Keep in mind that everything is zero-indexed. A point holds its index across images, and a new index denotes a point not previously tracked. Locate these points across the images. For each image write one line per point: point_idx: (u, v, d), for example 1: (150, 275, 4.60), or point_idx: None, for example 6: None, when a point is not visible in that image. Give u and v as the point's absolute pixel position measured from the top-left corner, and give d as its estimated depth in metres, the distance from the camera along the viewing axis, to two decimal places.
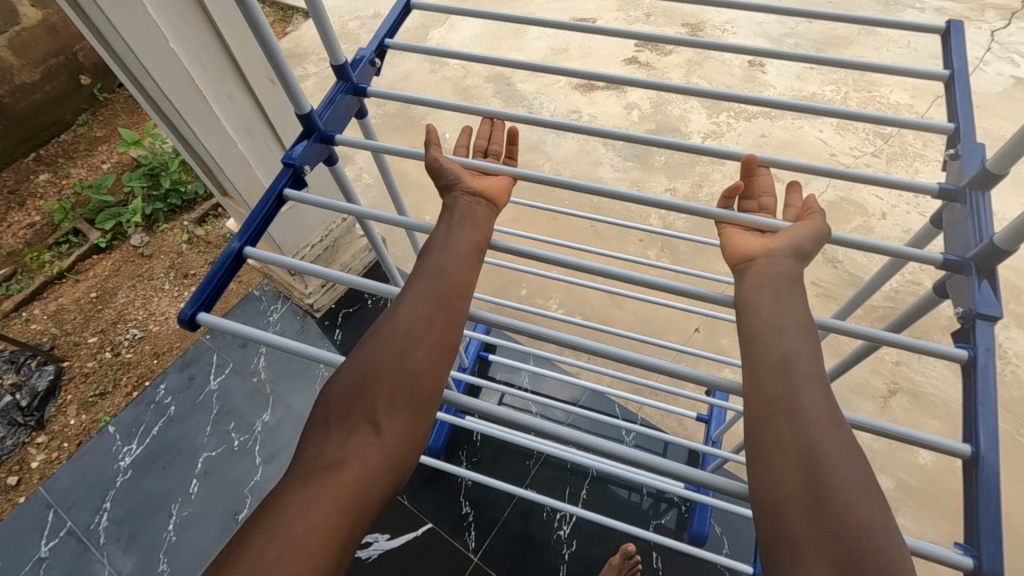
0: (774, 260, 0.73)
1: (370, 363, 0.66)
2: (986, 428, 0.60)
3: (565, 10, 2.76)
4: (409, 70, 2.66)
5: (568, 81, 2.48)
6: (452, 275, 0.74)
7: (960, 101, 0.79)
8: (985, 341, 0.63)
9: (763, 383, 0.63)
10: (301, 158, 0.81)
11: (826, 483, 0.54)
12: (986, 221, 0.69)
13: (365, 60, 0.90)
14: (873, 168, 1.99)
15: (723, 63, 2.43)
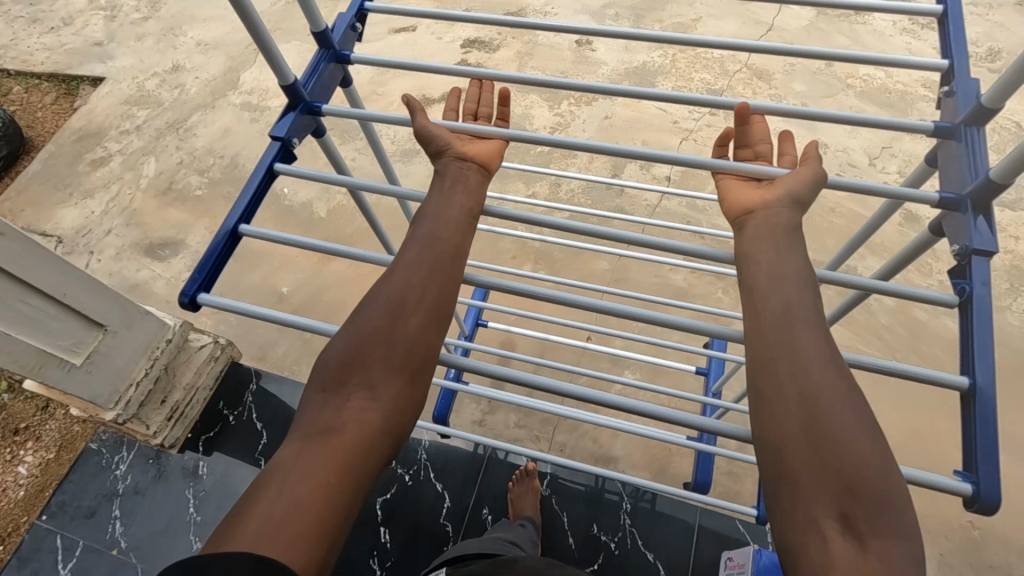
0: (776, 210, 0.75)
1: (372, 327, 0.73)
2: (985, 366, 0.66)
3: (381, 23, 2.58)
4: (226, 124, 2.44)
5: (402, 99, 2.33)
6: (447, 239, 0.80)
7: (953, 36, 0.74)
8: (981, 276, 0.67)
9: (767, 329, 0.68)
10: (287, 131, 0.89)
11: (820, 414, 0.62)
12: (981, 156, 0.68)
13: (346, 26, 0.95)
14: (716, 128, 2.02)
15: (553, 48, 2.37)
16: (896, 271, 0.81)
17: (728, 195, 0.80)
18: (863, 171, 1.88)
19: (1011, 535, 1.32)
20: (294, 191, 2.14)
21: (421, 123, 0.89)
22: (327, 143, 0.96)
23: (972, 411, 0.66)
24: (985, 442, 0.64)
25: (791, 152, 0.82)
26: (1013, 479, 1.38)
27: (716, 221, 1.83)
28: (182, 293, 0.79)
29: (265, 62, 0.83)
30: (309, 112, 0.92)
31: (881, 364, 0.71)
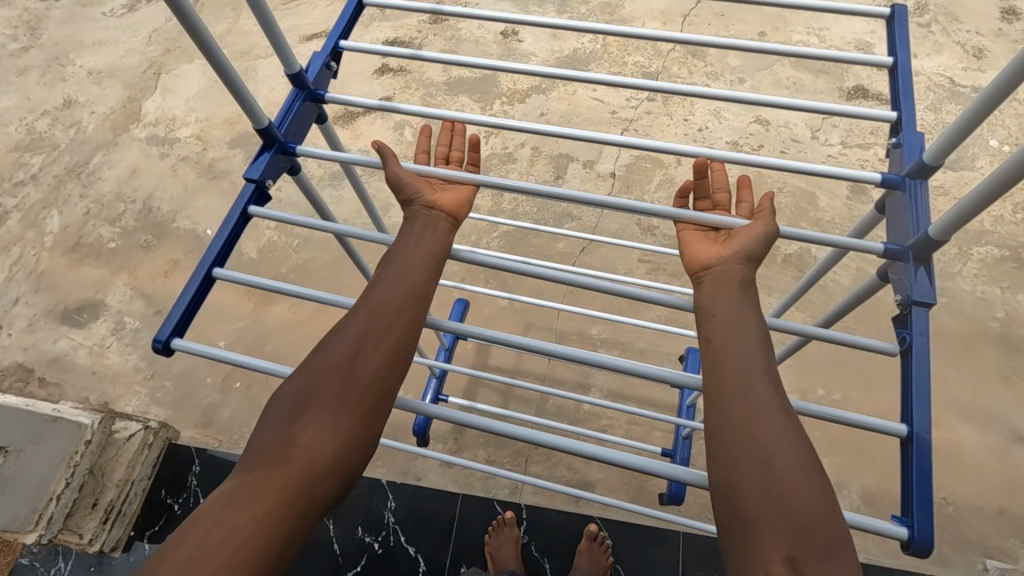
0: (734, 262, 0.67)
1: (330, 366, 0.65)
2: (924, 411, 0.62)
3: (290, 33, 2.38)
4: (133, 163, 2.23)
5: None
6: (411, 278, 0.72)
7: (903, 88, 0.72)
8: (921, 326, 0.64)
9: (720, 378, 0.61)
10: (261, 172, 0.80)
11: (769, 435, 0.57)
12: (923, 211, 0.65)
13: (321, 64, 0.86)
14: (654, 115, 1.94)
15: (477, 44, 2.24)
16: (840, 314, 0.77)
17: (685, 246, 0.73)
18: (806, 145, 1.84)
19: (983, 507, 1.32)
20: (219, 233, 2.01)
21: (394, 169, 0.78)
22: (304, 180, 0.88)
23: (909, 459, 0.62)
24: (920, 485, 0.61)
25: (749, 200, 0.74)
26: (979, 448, 1.37)
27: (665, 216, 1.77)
28: (157, 336, 0.73)
29: (235, 99, 0.76)
30: (284, 152, 0.83)
31: (836, 414, 0.65)
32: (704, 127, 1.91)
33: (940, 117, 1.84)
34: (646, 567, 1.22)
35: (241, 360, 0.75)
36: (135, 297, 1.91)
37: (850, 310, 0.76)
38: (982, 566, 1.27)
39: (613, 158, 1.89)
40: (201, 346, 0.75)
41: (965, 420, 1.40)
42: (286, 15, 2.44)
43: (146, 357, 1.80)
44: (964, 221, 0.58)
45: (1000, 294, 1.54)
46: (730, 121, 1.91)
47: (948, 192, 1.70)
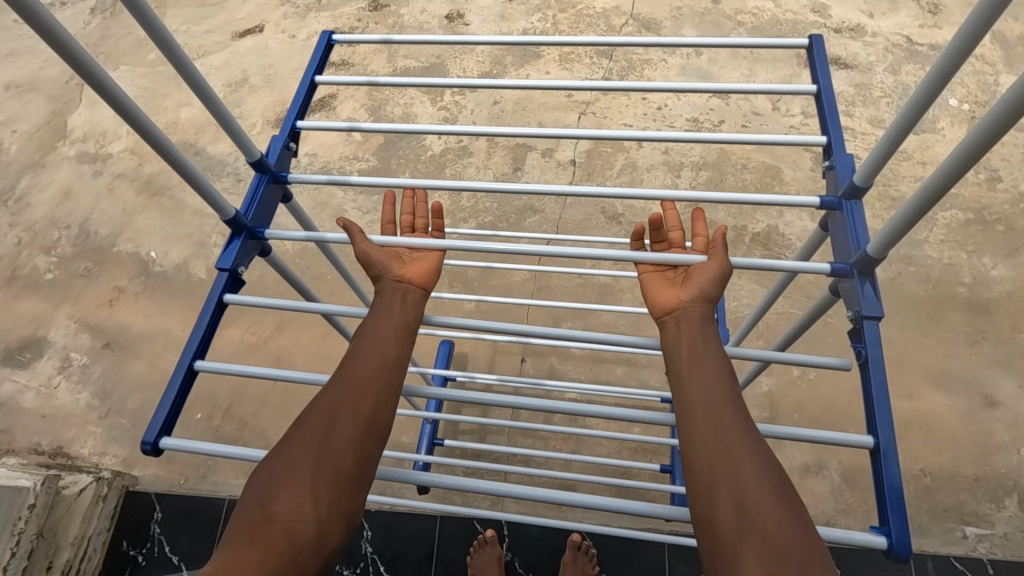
0: (696, 299, 0.62)
1: (302, 438, 0.57)
2: (886, 419, 0.59)
3: (221, 30, 2.23)
4: (64, 184, 2.07)
5: (264, 118, 2.02)
6: (386, 340, 0.64)
7: (829, 113, 0.70)
8: (874, 338, 0.61)
9: (690, 404, 0.57)
10: (234, 261, 0.72)
11: (739, 460, 0.52)
12: (862, 228, 0.63)
13: (281, 146, 0.79)
14: (611, 95, 1.87)
15: (422, 30, 2.12)
16: (807, 326, 0.75)
17: (647, 289, 0.67)
18: (768, 117, 1.79)
19: (960, 474, 1.32)
20: (164, 254, 1.89)
21: (363, 248, 0.68)
22: (277, 260, 0.80)
23: (878, 472, 0.58)
24: (891, 489, 0.56)
25: (703, 233, 0.69)
26: (952, 416, 1.37)
27: (629, 202, 1.71)
28: (144, 438, 0.65)
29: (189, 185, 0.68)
30: (254, 238, 0.75)
31: (806, 434, 0.61)
32: (664, 106, 1.85)
33: (900, 78, 1.80)
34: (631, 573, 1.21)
35: (222, 452, 0.65)
36: (80, 331, 1.79)
37: (812, 323, 0.74)
38: (961, 534, 1.27)
39: (572, 145, 1.82)
40: (192, 443, 0.66)
41: (936, 389, 1.40)
42: (216, 11, 2.28)
43: (98, 394, 1.70)
44: (898, 238, 0.55)
45: (966, 258, 1.53)
46: (689, 97, 1.85)
47: (912, 156, 1.67)
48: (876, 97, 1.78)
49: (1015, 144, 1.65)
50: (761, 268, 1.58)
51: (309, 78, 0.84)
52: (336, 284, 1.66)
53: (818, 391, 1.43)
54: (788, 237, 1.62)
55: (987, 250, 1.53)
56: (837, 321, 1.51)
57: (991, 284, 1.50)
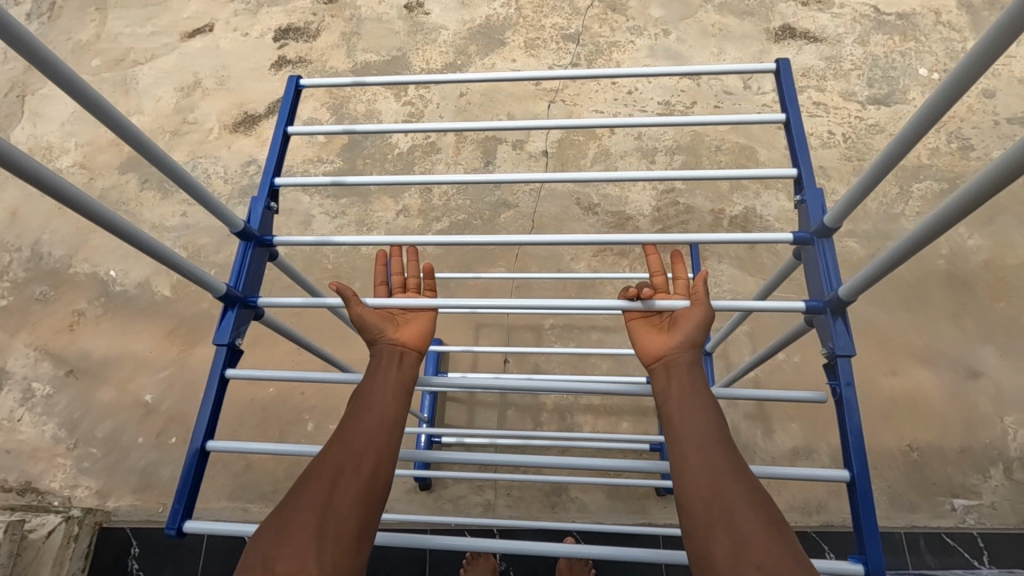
0: (683, 345, 0.59)
1: (300, 500, 0.53)
2: (861, 452, 0.56)
3: (168, 32, 2.12)
4: (11, 204, 1.96)
5: (220, 123, 1.92)
6: (384, 398, 0.60)
7: (798, 143, 0.66)
8: (848, 376, 0.57)
9: (683, 440, 0.54)
10: (231, 333, 0.65)
11: (734, 493, 0.50)
12: (834, 267, 0.59)
13: (262, 206, 0.70)
14: (580, 81, 1.82)
15: (381, 21, 2.03)
16: (779, 348, 0.72)
17: (633, 337, 0.63)
18: (740, 97, 1.76)
19: (946, 447, 1.33)
20: (125, 273, 1.80)
21: (358, 314, 0.64)
22: (274, 321, 0.72)
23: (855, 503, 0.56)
24: (868, 518, 0.55)
25: (684, 277, 0.66)
26: (936, 390, 1.38)
27: (605, 191, 1.67)
28: (166, 526, 0.59)
29: (141, 251, 0.56)
30: (249, 307, 0.67)
31: (786, 473, 0.60)
32: (634, 89, 1.80)
33: (870, 49, 1.78)
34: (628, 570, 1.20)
35: (206, 530, 0.60)
36: (39, 359, 1.70)
37: (786, 344, 0.71)
38: (950, 507, 1.27)
39: (544, 135, 1.77)
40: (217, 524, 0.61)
41: (920, 364, 1.40)
42: (161, 12, 2.16)
43: (65, 425, 1.62)
44: (880, 278, 0.51)
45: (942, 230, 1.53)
46: (658, 79, 1.81)
47: (886, 130, 1.66)
48: (847, 70, 1.75)
49: (984, 111, 1.64)
50: (742, 253, 1.56)
51: (283, 128, 0.76)
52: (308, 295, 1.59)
53: (804, 373, 1.42)
54: (766, 219, 1.60)
55: (964, 221, 1.53)
56: None
57: (968, 254, 1.50)
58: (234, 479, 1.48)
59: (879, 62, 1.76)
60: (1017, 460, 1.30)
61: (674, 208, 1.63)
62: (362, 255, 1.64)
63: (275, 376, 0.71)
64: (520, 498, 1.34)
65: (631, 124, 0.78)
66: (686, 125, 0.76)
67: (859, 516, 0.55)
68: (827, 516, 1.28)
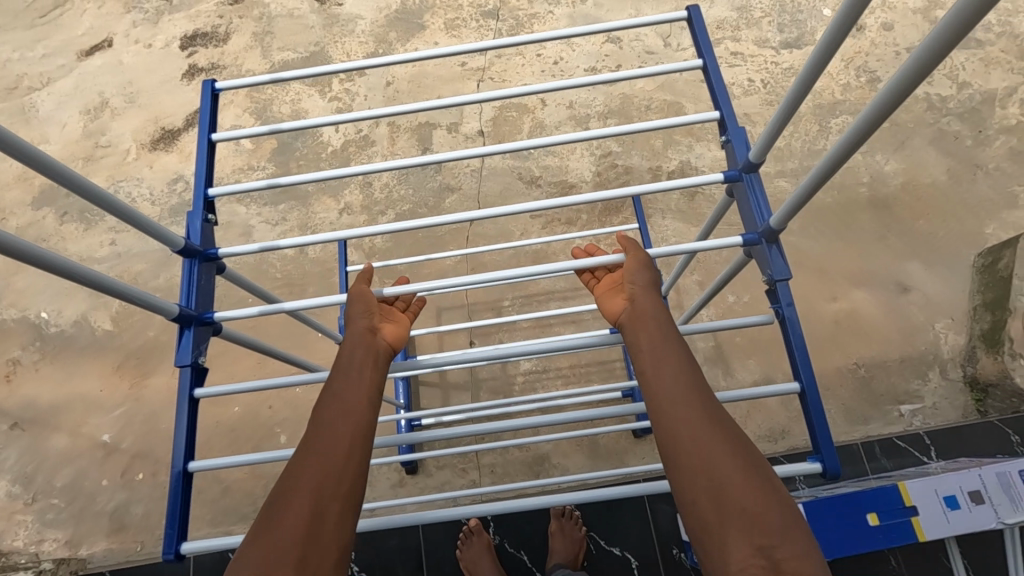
0: (642, 295, 0.63)
1: (283, 517, 0.52)
2: (808, 363, 0.60)
3: (62, 51, 1.97)
4: None
5: (137, 142, 1.82)
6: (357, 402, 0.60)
7: (717, 85, 0.68)
8: (788, 298, 0.61)
9: (665, 393, 0.56)
10: (193, 353, 0.62)
11: (715, 442, 0.52)
12: (764, 200, 0.62)
13: (199, 219, 0.67)
14: (506, 58, 1.81)
15: (293, 17, 1.96)
16: (727, 281, 0.75)
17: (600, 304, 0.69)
18: (662, 55, 1.80)
19: (887, 359, 1.43)
20: (57, 312, 1.70)
21: (358, 290, 0.69)
22: (233, 334, 0.69)
23: (806, 412, 0.60)
24: (819, 420, 0.59)
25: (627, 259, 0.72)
26: (873, 309, 1.48)
27: (545, 163, 1.69)
28: (162, 552, 0.57)
29: (84, 284, 0.53)
30: (205, 324, 0.65)
31: (748, 392, 0.63)
32: (560, 59, 1.82)
33: None
34: (617, 523, 1.25)
35: (203, 545, 0.58)
36: None
37: (733, 277, 0.74)
38: (898, 413, 1.38)
39: (477, 115, 1.76)
40: (216, 539, 0.59)
41: (857, 287, 1.50)
42: (50, 29, 2.00)
43: (19, 480, 1.53)
44: (810, 200, 0.54)
45: (861, 160, 1.62)
46: (582, 46, 1.83)
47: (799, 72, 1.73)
48: (758, 18, 1.81)
49: (886, 43, 1.74)
50: (683, 205, 1.61)
51: (207, 135, 0.73)
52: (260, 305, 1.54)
53: (755, 311, 1.50)
54: (702, 171, 1.65)
55: (879, 148, 1.63)
56: None
57: (887, 178, 1.60)
58: (212, 504, 1.44)
59: (787, 5, 1.83)
60: (949, 360, 1.42)
61: (614, 171, 1.67)
62: (310, 259, 1.61)
63: (245, 388, 0.69)
64: (504, 473, 1.37)
65: (560, 87, 0.78)
66: (609, 83, 0.78)
67: (811, 418, 0.59)
68: (791, 439, 1.37)
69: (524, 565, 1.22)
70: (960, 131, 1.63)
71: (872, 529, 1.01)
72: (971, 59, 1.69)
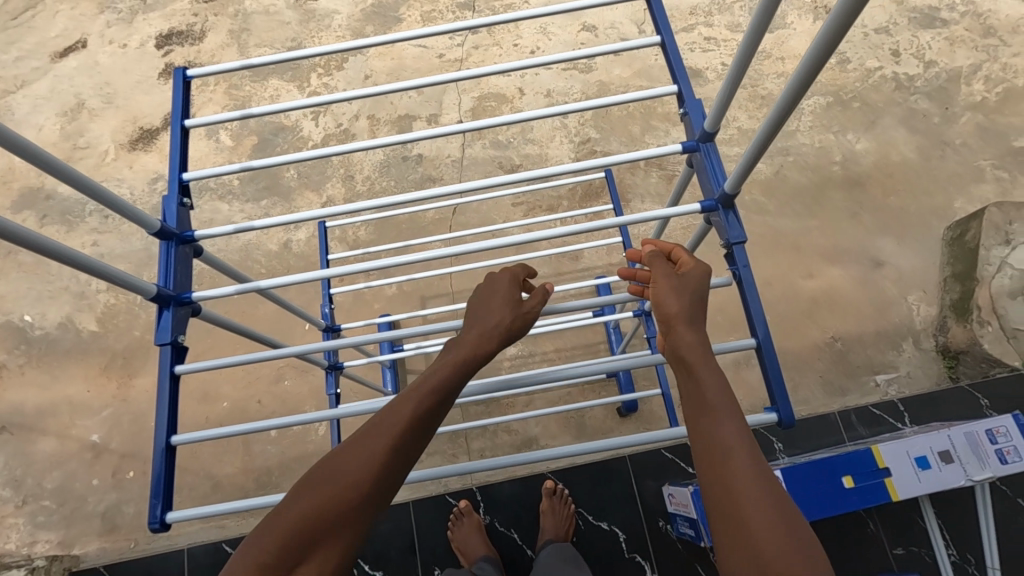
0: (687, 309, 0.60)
1: (296, 510, 0.51)
2: (763, 319, 0.62)
3: (35, 53, 1.95)
4: None
5: (116, 143, 1.81)
6: (403, 401, 0.54)
7: (674, 59, 0.70)
8: (744, 260, 0.63)
9: (712, 425, 0.53)
10: (172, 333, 0.64)
11: (751, 497, 0.49)
12: (719, 168, 0.64)
13: (174, 202, 0.69)
14: (483, 49, 1.83)
15: (269, 14, 1.96)
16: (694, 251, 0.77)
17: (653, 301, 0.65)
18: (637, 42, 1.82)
19: (862, 332, 1.47)
20: (40, 315, 1.69)
21: (495, 287, 0.63)
22: (212, 315, 0.71)
23: (763, 367, 0.62)
24: (774, 374, 0.61)
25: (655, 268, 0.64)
26: (847, 284, 1.52)
27: (525, 152, 1.71)
28: (148, 520, 0.58)
29: (66, 266, 0.55)
30: (184, 305, 0.66)
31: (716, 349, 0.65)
32: (537, 49, 1.83)
33: None
34: (604, 498, 1.28)
35: (190, 513, 0.60)
36: None
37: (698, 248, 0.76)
38: (874, 383, 1.42)
39: (456, 106, 1.78)
40: (201, 508, 0.61)
41: (832, 264, 1.54)
42: (23, 32, 1.98)
43: (9, 484, 1.53)
44: (756, 166, 0.56)
45: (833, 139, 1.66)
46: (558, 36, 1.85)
47: (772, 55, 1.76)
48: (730, 3, 1.84)
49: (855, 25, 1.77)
50: (661, 189, 1.64)
51: (180, 122, 0.74)
52: (245, 301, 1.54)
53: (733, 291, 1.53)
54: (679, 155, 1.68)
55: (850, 128, 1.67)
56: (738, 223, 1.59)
57: (859, 157, 1.64)
58: (204, 499, 1.45)
59: None
60: (922, 331, 1.47)
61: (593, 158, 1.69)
62: (294, 254, 1.62)
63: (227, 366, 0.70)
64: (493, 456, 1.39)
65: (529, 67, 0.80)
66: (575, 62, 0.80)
67: (767, 370, 0.61)
68: None
69: (515, 543, 1.25)
70: (928, 108, 1.67)
71: (848, 491, 1.04)
72: (936, 39, 1.73)
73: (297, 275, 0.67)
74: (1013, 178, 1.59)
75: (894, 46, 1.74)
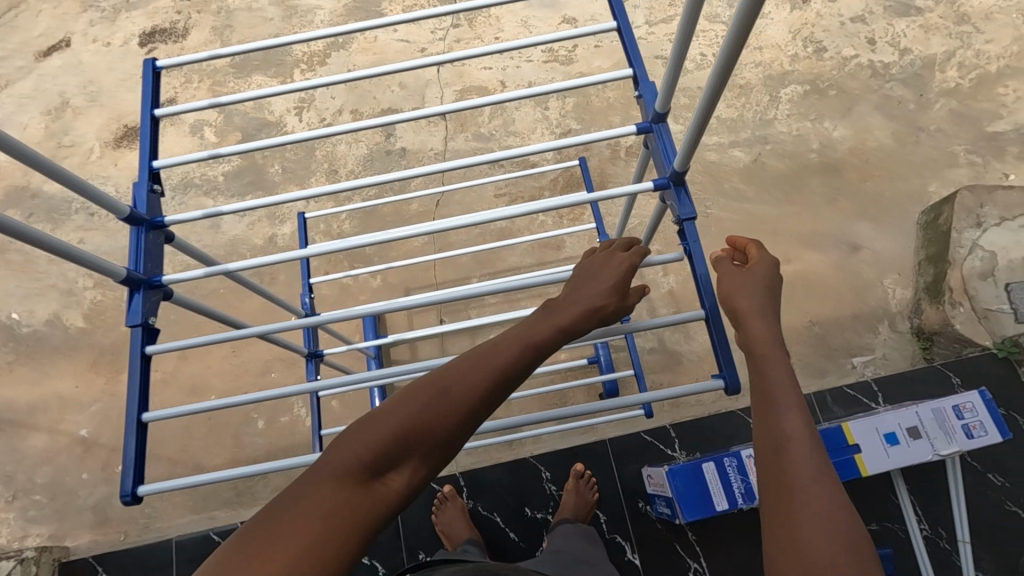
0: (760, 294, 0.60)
1: (364, 441, 0.50)
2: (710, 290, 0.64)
3: (18, 53, 1.96)
4: None
5: (100, 141, 1.82)
6: (498, 355, 0.52)
7: (629, 44, 0.72)
8: (694, 235, 0.65)
9: (776, 415, 0.52)
10: (143, 314, 0.65)
11: (811, 497, 0.48)
12: (671, 148, 0.66)
13: (144, 189, 0.70)
14: (465, 43, 1.85)
15: (252, 10, 1.97)
16: (653, 231, 0.79)
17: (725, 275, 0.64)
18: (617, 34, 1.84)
19: (839, 315, 1.50)
20: (28, 313, 1.70)
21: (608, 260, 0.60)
22: (186, 300, 0.72)
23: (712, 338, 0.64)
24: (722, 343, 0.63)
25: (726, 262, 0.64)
26: (825, 269, 1.54)
27: (507, 143, 1.72)
28: (120, 493, 0.60)
29: (35, 248, 0.56)
30: (155, 288, 0.68)
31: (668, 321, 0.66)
32: None
33: None
34: None
35: (159, 488, 0.61)
36: None
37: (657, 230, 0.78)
38: (851, 365, 1.45)
39: (438, 100, 1.80)
40: (172, 482, 0.62)
41: (809, 249, 1.56)
42: (6, 32, 1.98)
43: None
44: (699, 144, 0.58)
45: (811, 127, 1.68)
46: (538, 28, 1.87)
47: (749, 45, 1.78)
48: None
49: (831, 14, 1.79)
50: None
51: (151, 112, 0.76)
52: (230, 295, 1.56)
53: None
54: None
55: (827, 115, 1.69)
56: (717, 210, 1.61)
57: (835, 144, 1.66)
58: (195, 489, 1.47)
59: None
60: (898, 313, 1.50)
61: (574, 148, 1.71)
62: (279, 248, 1.63)
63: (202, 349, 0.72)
64: None
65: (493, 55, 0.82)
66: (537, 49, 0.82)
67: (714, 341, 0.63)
68: None
69: (497, 525, 1.27)
70: (903, 95, 1.70)
71: None
72: (911, 26, 1.75)
73: (265, 257, 0.68)
74: (986, 163, 1.62)
75: (870, 35, 1.76)
